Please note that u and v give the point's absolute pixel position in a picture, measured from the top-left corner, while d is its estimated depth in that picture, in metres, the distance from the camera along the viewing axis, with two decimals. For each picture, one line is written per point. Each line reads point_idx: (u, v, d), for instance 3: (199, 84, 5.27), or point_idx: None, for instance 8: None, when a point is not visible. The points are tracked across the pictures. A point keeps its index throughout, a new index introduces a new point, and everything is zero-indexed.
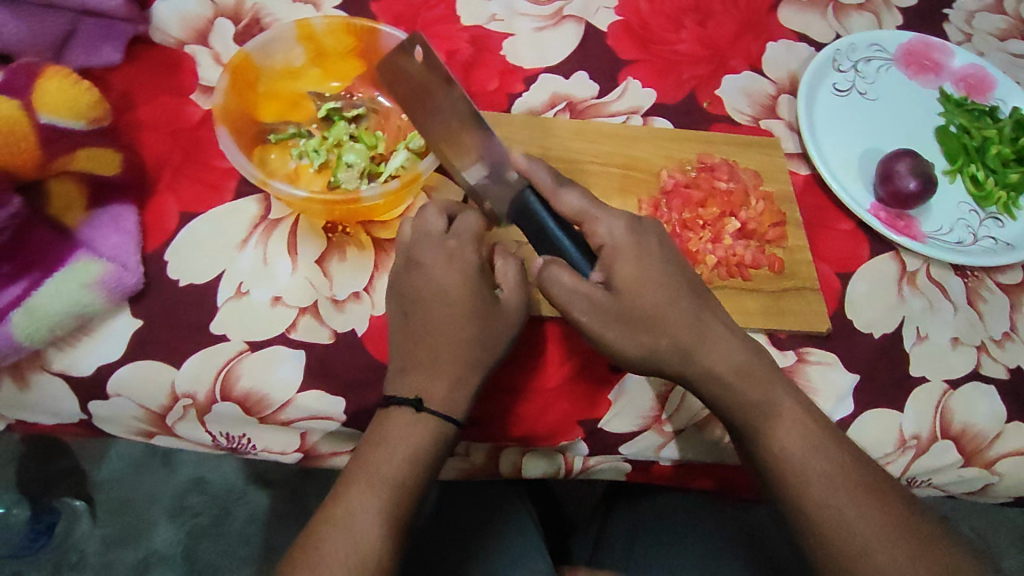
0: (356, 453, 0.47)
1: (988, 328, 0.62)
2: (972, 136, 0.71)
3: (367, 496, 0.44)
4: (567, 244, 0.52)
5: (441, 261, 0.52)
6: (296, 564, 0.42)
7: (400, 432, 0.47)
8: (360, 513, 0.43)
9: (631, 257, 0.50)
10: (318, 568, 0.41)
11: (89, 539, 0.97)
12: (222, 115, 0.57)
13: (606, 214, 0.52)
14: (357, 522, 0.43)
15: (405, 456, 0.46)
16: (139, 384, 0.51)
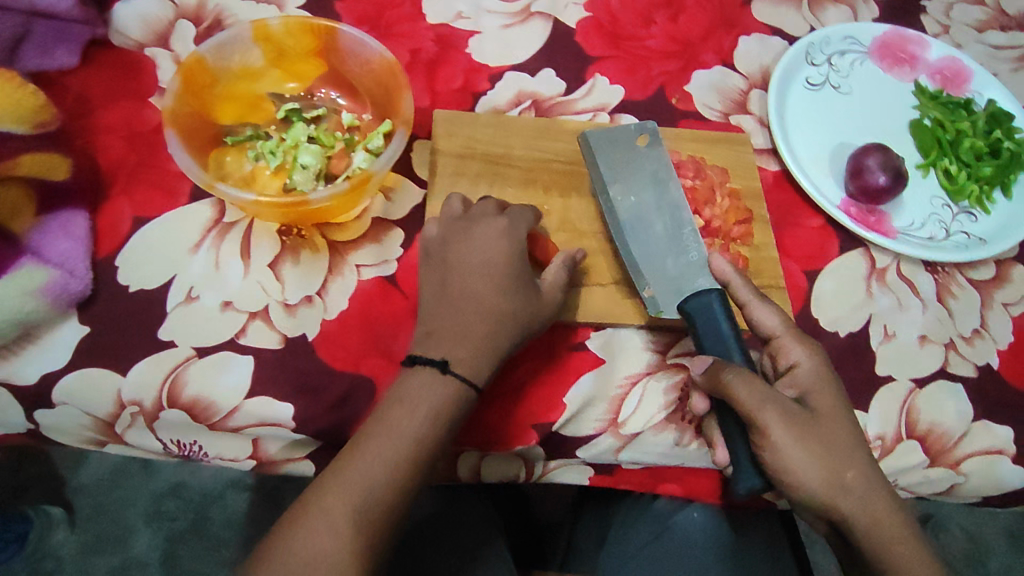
0: (379, 405, 0.48)
1: (958, 325, 0.61)
2: (946, 129, 0.69)
3: (383, 450, 0.45)
4: (737, 351, 0.52)
5: (492, 235, 0.53)
6: (321, 503, 0.44)
7: (422, 389, 0.47)
8: (370, 465, 0.45)
9: (815, 388, 0.50)
10: (339, 511, 0.44)
11: (66, 546, 0.94)
12: (171, 117, 0.55)
13: (768, 324, 0.53)
14: (365, 472, 0.45)
15: (425, 411, 0.46)
16: (88, 392, 0.51)
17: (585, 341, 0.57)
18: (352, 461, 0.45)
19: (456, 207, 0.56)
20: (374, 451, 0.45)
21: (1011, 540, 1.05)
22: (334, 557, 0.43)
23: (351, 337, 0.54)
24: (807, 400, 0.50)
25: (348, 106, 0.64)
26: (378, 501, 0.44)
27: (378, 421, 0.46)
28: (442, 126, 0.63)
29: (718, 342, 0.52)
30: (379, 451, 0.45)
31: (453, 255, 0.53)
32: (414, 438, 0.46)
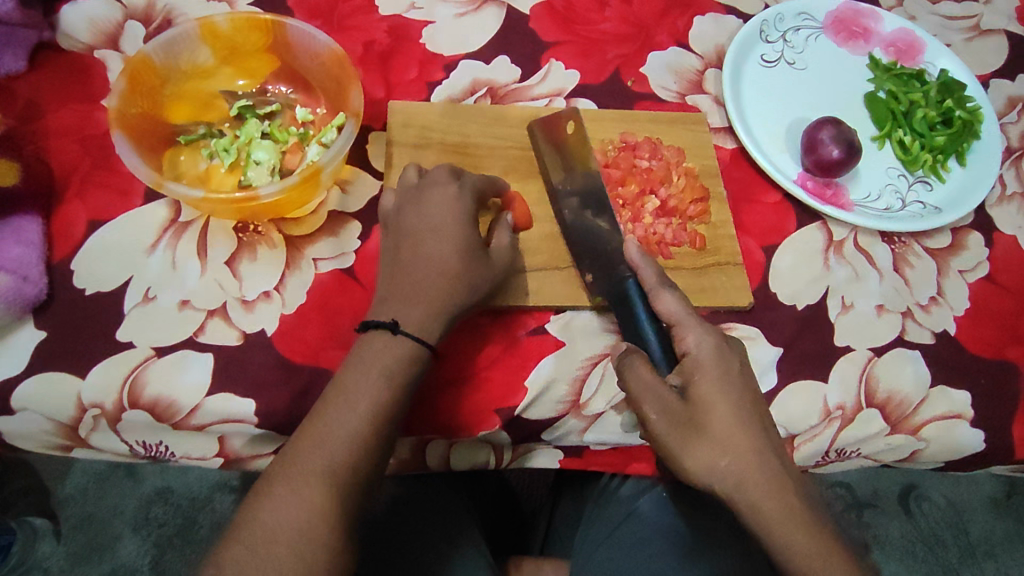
0: (310, 411, 0.46)
1: (915, 294, 0.62)
2: (899, 101, 0.70)
3: (319, 455, 0.43)
4: (652, 338, 0.52)
5: (444, 203, 0.53)
6: (275, 476, 0.43)
7: (357, 385, 0.46)
8: (306, 472, 0.43)
9: (710, 378, 0.47)
10: (297, 480, 0.43)
11: (52, 558, 0.90)
12: (118, 119, 0.55)
13: (696, 326, 0.50)
14: (304, 481, 0.43)
15: (362, 409, 0.45)
16: (45, 397, 0.50)
17: (546, 324, 0.58)
18: (287, 471, 0.43)
19: (412, 177, 0.56)
20: (311, 457, 0.43)
21: (995, 509, 1.04)
22: (300, 525, 0.41)
23: (310, 331, 0.55)
24: (689, 388, 0.47)
25: (301, 100, 0.64)
26: (318, 510, 0.42)
27: (312, 427, 0.45)
28: (397, 117, 0.63)
29: (633, 328, 0.54)
30: (313, 458, 0.43)
31: (405, 222, 0.53)
32: (352, 439, 0.45)
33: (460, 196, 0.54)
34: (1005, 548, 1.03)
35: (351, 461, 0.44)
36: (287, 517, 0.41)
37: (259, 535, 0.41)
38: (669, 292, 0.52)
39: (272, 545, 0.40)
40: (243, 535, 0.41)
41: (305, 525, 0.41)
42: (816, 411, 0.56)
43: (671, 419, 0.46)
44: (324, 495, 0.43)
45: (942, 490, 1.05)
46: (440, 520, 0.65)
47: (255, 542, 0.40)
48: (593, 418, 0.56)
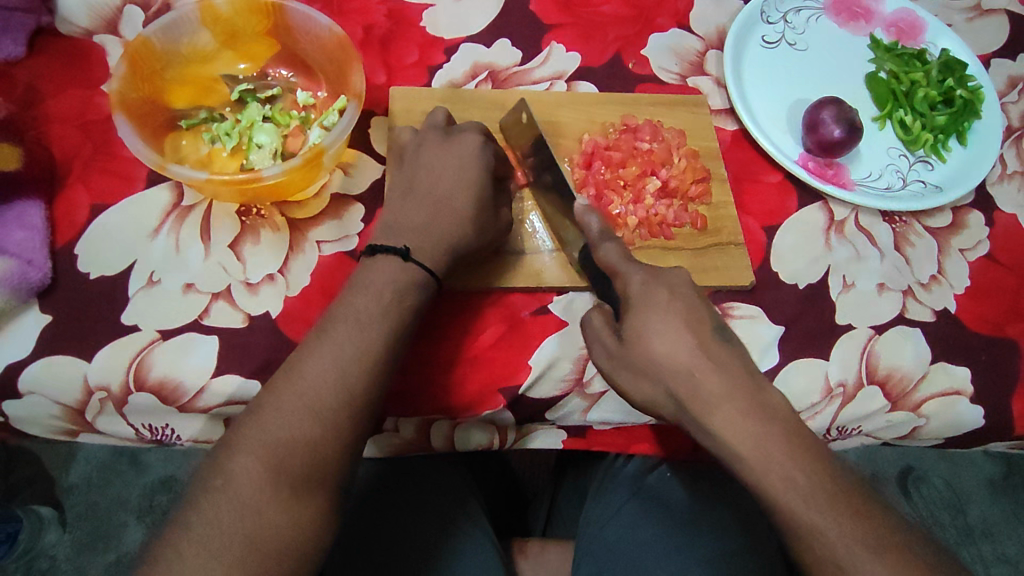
0: (316, 327, 0.47)
1: (916, 273, 0.62)
2: (900, 81, 0.70)
3: (326, 373, 0.44)
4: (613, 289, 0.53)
5: (451, 179, 0.54)
6: (281, 384, 0.44)
7: (361, 304, 0.47)
8: (311, 387, 0.44)
9: (645, 315, 0.46)
10: (303, 391, 0.44)
11: (59, 546, 0.91)
12: (119, 101, 0.55)
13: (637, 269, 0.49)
14: (307, 394, 0.43)
15: (368, 330, 0.46)
16: (52, 380, 0.51)
17: (548, 305, 0.58)
18: (292, 385, 0.44)
19: (440, 120, 0.59)
20: (315, 372, 0.44)
21: (993, 491, 1.05)
22: (302, 435, 0.42)
23: (315, 312, 0.55)
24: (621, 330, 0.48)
25: (302, 84, 0.64)
26: (320, 422, 0.43)
27: (318, 343, 0.46)
28: (398, 101, 0.63)
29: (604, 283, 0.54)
30: (319, 373, 0.44)
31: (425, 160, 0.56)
32: (360, 358, 0.45)
33: (484, 147, 0.57)
34: (1002, 527, 1.04)
35: (359, 379, 0.45)
36: (287, 426, 0.42)
37: (264, 442, 0.42)
38: (612, 242, 0.51)
39: (276, 455, 0.41)
40: (248, 441, 0.42)
41: (312, 437, 0.42)
42: (817, 389, 0.57)
43: (612, 360, 0.50)
44: (332, 410, 0.43)
45: (940, 472, 1.05)
46: (444, 495, 0.66)
47: (260, 450, 0.41)
48: (596, 398, 0.57)
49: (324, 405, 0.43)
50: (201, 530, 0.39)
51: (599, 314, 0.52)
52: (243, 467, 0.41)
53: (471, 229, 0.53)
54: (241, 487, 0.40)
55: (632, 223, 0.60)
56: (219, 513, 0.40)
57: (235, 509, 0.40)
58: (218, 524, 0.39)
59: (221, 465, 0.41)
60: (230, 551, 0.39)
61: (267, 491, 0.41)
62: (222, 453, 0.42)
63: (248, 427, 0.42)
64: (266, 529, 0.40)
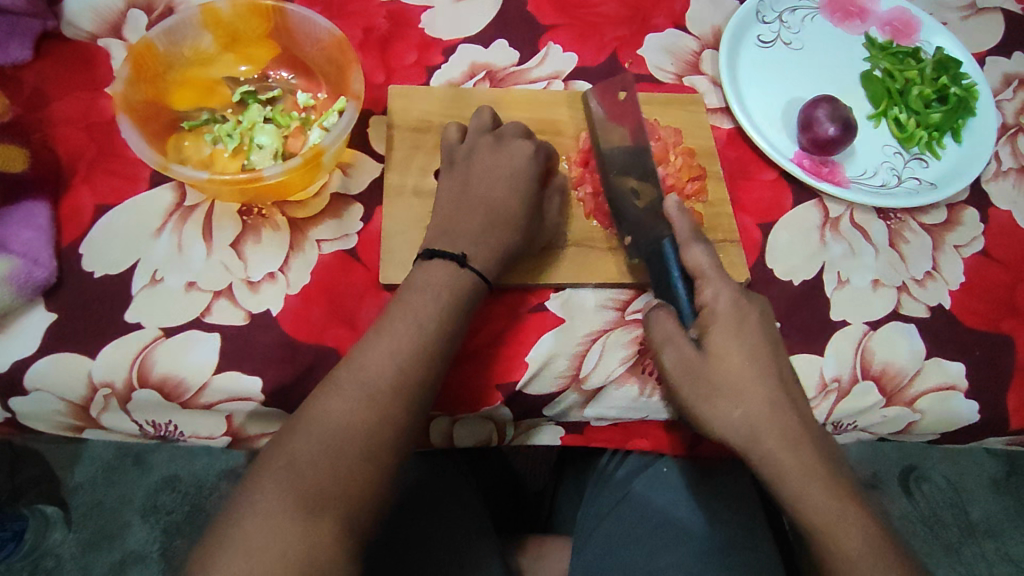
0: (375, 322, 0.49)
1: (910, 269, 0.63)
2: (895, 79, 0.70)
3: (384, 364, 0.46)
4: (681, 292, 0.54)
5: (452, 179, 0.55)
6: (343, 375, 0.45)
7: (418, 298, 0.49)
8: (372, 378, 0.45)
9: (730, 329, 0.50)
10: (365, 383, 0.45)
11: (64, 545, 0.92)
12: (124, 104, 0.56)
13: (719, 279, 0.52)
14: (369, 384, 0.45)
15: (424, 322, 0.48)
16: (57, 377, 0.52)
17: (545, 302, 0.58)
18: (353, 374, 0.45)
19: (488, 119, 0.61)
20: (376, 364, 0.46)
21: (995, 489, 1.05)
22: (364, 424, 0.44)
23: (314, 311, 0.56)
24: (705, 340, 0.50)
25: (302, 85, 0.65)
26: (379, 411, 0.44)
27: (376, 337, 0.47)
28: (397, 101, 0.64)
29: (665, 284, 0.56)
30: (374, 368, 0.46)
31: (476, 165, 0.57)
32: (416, 351, 0.47)
33: (534, 154, 0.59)
34: (1005, 527, 1.04)
35: (415, 371, 0.46)
36: (349, 414, 0.44)
37: (326, 427, 0.43)
38: (700, 246, 0.54)
39: (335, 439, 0.43)
40: (310, 427, 0.43)
41: (368, 425, 0.44)
42: (812, 384, 0.57)
43: (687, 369, 0.49)
44: (389, 397, 0.45)
45: (943, 471, 1.06)
46: (444, 495, 0.66)
47: (320, 435, 0.43)
48: (592, 393, 0.57)
49: (382, 394, 0.45)
50: (261, 511, 0.40)
51: (670, 315, 0.51)
52: (304, 452, 0.42)
53: (470, 226, 0.54)
54: (301, 470, 0.41)
55: None
56: (278, 495, 0.40)
57: (300, 490, 0.41)
58: (277, 506, 0.40)
59: (283, 449, 0.42)
60: (289, 532, 0.39)
61: (326, 474, 0.42)
62: (288, 437, 0.43)
63: (310, 415, 0.44)
64: (323, 511, 0.40)
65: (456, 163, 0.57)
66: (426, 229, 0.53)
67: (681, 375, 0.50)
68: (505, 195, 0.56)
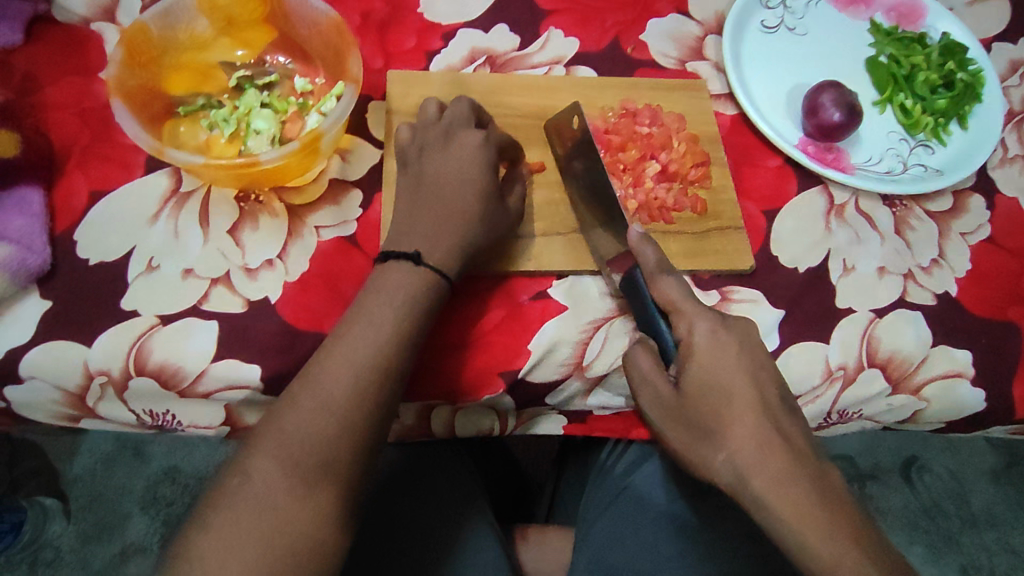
0: (335, 329, 0.47)
1: (916, 256, 0.62)
2: (900, 65, 0.69)
3: (345, 369, 0.44)
4: (661, 324, 0.51)
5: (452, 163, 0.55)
6: (299, 385, 0.44)
7: (381, 301, 0.48)
8: (328, 387, 0.44)
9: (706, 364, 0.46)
10: (321, 392, 0.43)
11: (63, 537, 0.91)
12: (117, 88, 0.55)
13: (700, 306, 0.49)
14: (325, 394, 0.43)
15: (387, 325, 0.47)
16: (52, 365, 0.51)
17: (548, 289, 0.58)
18: (309, 385, 0.44)
19: (433, 110, 0.59)
20: (332, 372, 0.44)
21: (996, 479, 1.05)
22: (322, 434, 0.42)
23: (313, 298, 0.55)
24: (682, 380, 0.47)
25: (300, 70, 0.64)
26: (337, 420, 0.43)
27: (338, 340, 0.46)
28: (396, 87, 0.63)
29: (646, 319, 0.53)
30: (330, 377, 0.44)
31: (430, 162, 0.56)
32: (378, 354, 0.45)
33: (485, 145, 0.57)
34: (1006, 517, 1.03)
35: (374, 375, 0.45)
36: (305, 427, 0.42)
37: (286, 437, 0.42)
38: (671, 276, 0.50)
39: (295, 450, 0.42)
40: (265, 442, 0.42)
41: (326, 438, 0.42)
42: (817, 372, 0.57)
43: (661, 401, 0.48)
44: (347, 406, 0.43)
45: (944, 462, 1.05)
46: (448, 485, 0.65)
47: (279, 446, 0.41)
48: (595, 381, 0.57)
49: (344, 402, 0.43)
50: (224, 529, 0.39)
51: (645, 351, 0.50)
52: (260, 470, 0.41)
53: (469, 211, 0.53)
54: (263, 484, 0.40)
55: (632, 207, 0.59)
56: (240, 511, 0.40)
57: (259, 506, 0.40)
58: (239, 522, 0.39)
59: (243, 461, 0.41)
60: (251, 549, 0.39)
61: (287, 487, 0.40)
62: (244, 453, 0.42)
63: (270, 424, 0.43)
64: (287, 525, 0.40)
65: (457, 148, 0.56)
66: (426, 217, 0.53)
67: (658, 412, 0.48)
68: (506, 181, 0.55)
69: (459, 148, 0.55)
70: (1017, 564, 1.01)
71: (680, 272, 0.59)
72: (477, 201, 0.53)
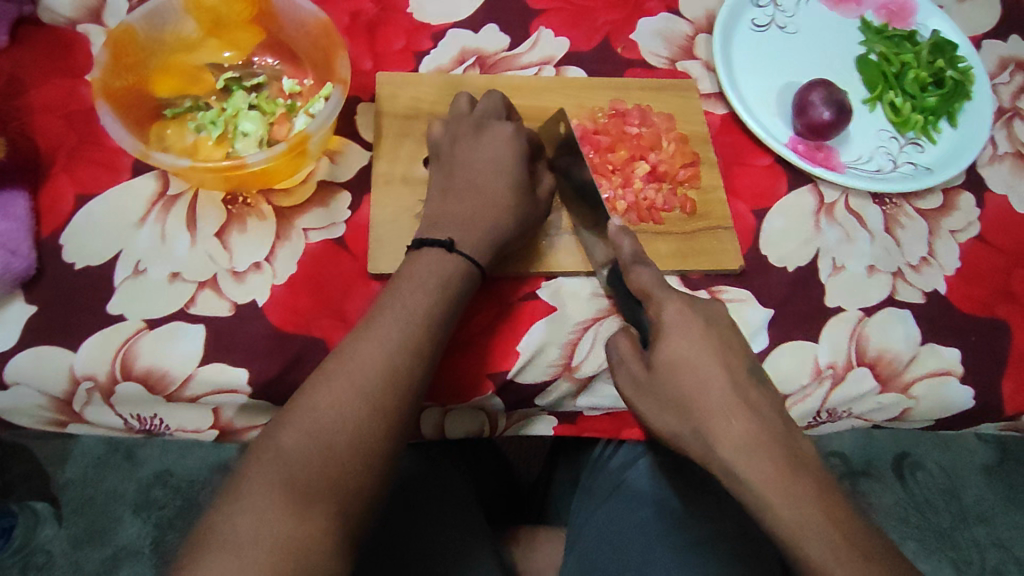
0: (366, 315, 0.48)
1: (905, 254, 0.62)
2: (891, 63, 0.69)
3: (374, 354, 0.45)
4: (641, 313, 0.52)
5: None
6: (331, 364, 0.44)
7: (407, 289, 0.48)
8: (359, 368, 0.44)
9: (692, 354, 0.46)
10: (353, 371, 0.44)
11: (55, 541, 0.91)
12: (103, 90, 0.54)
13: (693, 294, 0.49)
14: (358, 374, 0.44)
15: (415, 311, 0.47)
16: (38, 370, 0.50)
17: (537, 290, 0.58)
18: (341, 364, 0.44)
19: (464, 106, 0.60)
20: (364, 354, 0.45)
21: (988, 476, 1.05)
22: (354, 414, 0.42)
23: (301, 299, 0.55)
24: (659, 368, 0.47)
25: (288, 72, 0.63)
26: (370, 400, 0.43)
27: (368, 326, 0.46)
28: (385, 88, 0.63)
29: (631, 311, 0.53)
30: (362, 359, 0.44)
31: (462, 155, 0.57)
32: (405, 341, 0.46)
33: (516, 137, 0.58)
34: (997, 513, 1.04)
35: (405, 359, 0.45)
36: (337, 405, 0.42)
37: (313, 419, 0.42)
38: (644, 266, 0.50)
39: (322, 433, 0.41)
40: (296, 418, 0.42)
41: (357, 417, 0.42)
42: (807, 371, 0.57)
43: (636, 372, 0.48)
44: (378, 387, 0.44)
45: (937, 459, 1.06)
46: (439, 486, 0.66)
47: (310, 423, 0.42)
48: (585, 382, 0.56)
49: (371, 387, 0.43)
50: (247, 508, 0.38)
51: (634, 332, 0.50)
52: (291, 444, 0.41)
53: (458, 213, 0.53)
54: (290, 461, 0.40)
55: (621, 207, 0.59)
56: (262, 492, 0.39)
57: (289, 479, 0.40)
58: (257, 498, 0.39)
59: (271, 439, 0.41)
60: (277, 521, 0.38)
61: (314, 465, 0.40)
62: (275, 428, 0.42)
63: (298, 407, 0.43)
64: (312, 505, 0.39)
65: None
66: None
67: (636, 394, 0.49)
68: (494, 179, 0.55)
69: (479, 147, 0.57)
70: (1007, 560, 1.01)
71: (668, 272, 0.59)
72: None
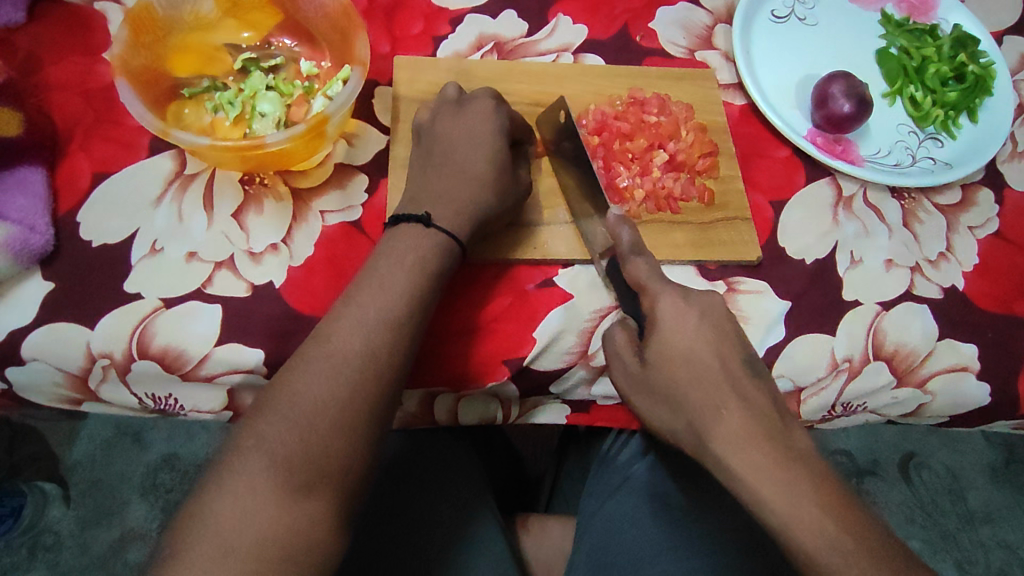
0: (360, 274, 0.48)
1: (924, 250, 0.62)
2: (912, 57, 0.69)
3: (352, 332, 0.44)
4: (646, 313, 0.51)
5: (458, 148, 0.54)
6: (336, 314, 0.45)
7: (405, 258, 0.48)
8: (370, 312, 0.45)
9: (710, 342, 0.46)
10: (362, 315, 0.44)
11: (63, 522, 0.91)
12: (123, 69, 0.54)
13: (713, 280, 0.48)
14: (366, 319, 0.44)
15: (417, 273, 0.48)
16: (55, 347, 0.50)
17: (554, 278, 0.57)
18: (350, 312, 0.45)
19: (452, 94, 0.58)
20: (371, 299, 0.45)
21: (994, 478, 1.05)
22: (365, 356, 0.43)
23: (319, 282, 0.54)
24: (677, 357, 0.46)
25: (306, 54, 0.63)
26: (381, 343, 0.44)
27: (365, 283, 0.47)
28: (403, 71, 0.63)
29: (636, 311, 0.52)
30: (372, 305, 0.45)
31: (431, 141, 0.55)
32: (398, 307, 0.46)
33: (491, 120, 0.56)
34: (1003, 514, 1.03)
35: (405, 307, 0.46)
36: (349, 348, 0.43)
37: (329, 361, 0.42)
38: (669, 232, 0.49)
39: (329, 385, 0.41)
40: (310, 361, 0.42)
41: (369, 359, 0.43)
42: (823, 364, 0.57)
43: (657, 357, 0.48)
44: (386, 332, 0.44)
45: (942, 459, 1.05)
46: (451, 473, 0.65)
47: (327, 365, 0.42)
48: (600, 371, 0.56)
49: (363, 348, 0.43)
50: (231, 487, 0.38)
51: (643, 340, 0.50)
52: (310, 384, 0.41)
53: (474, 198, 0.52)
54: (308, 402, 0.41)
55: (639, 195, 0.59)
56: (272, 444, 0.39)
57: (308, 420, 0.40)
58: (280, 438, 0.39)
59: (288, 382, 0.42)
60: (298, 459, 0.39)
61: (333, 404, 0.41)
62: (288, 373, 0.42)
63: (303, 361, 0.43)
64: (328, 446, 0.40)
65: (457, 128, 0.55)
66: (429, 199, 0.52)
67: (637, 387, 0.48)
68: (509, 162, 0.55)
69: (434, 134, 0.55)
70: (1012, 561, 1.01)
71: (686, 262, 0.59)
72: (480, 186, 0.53)
